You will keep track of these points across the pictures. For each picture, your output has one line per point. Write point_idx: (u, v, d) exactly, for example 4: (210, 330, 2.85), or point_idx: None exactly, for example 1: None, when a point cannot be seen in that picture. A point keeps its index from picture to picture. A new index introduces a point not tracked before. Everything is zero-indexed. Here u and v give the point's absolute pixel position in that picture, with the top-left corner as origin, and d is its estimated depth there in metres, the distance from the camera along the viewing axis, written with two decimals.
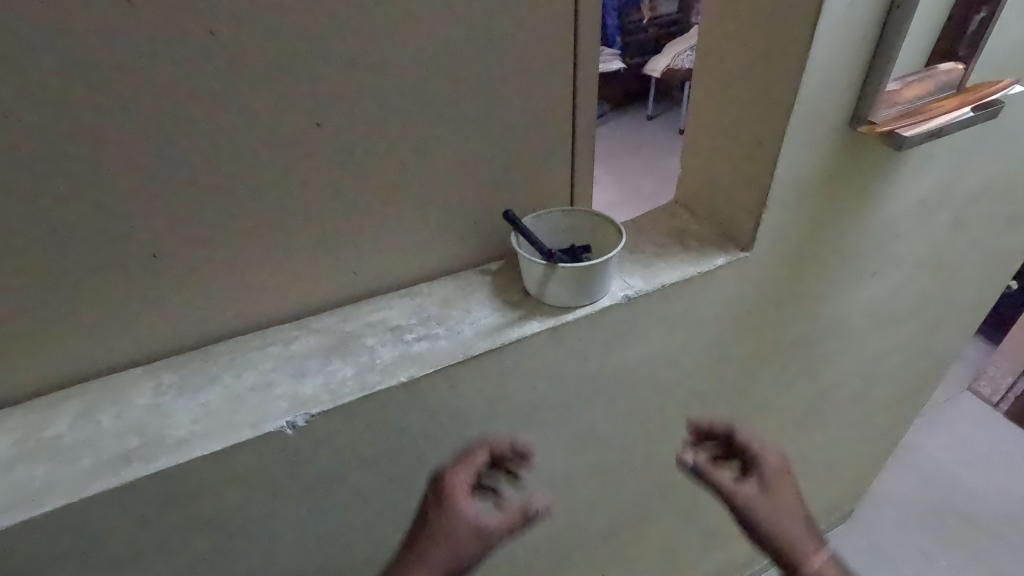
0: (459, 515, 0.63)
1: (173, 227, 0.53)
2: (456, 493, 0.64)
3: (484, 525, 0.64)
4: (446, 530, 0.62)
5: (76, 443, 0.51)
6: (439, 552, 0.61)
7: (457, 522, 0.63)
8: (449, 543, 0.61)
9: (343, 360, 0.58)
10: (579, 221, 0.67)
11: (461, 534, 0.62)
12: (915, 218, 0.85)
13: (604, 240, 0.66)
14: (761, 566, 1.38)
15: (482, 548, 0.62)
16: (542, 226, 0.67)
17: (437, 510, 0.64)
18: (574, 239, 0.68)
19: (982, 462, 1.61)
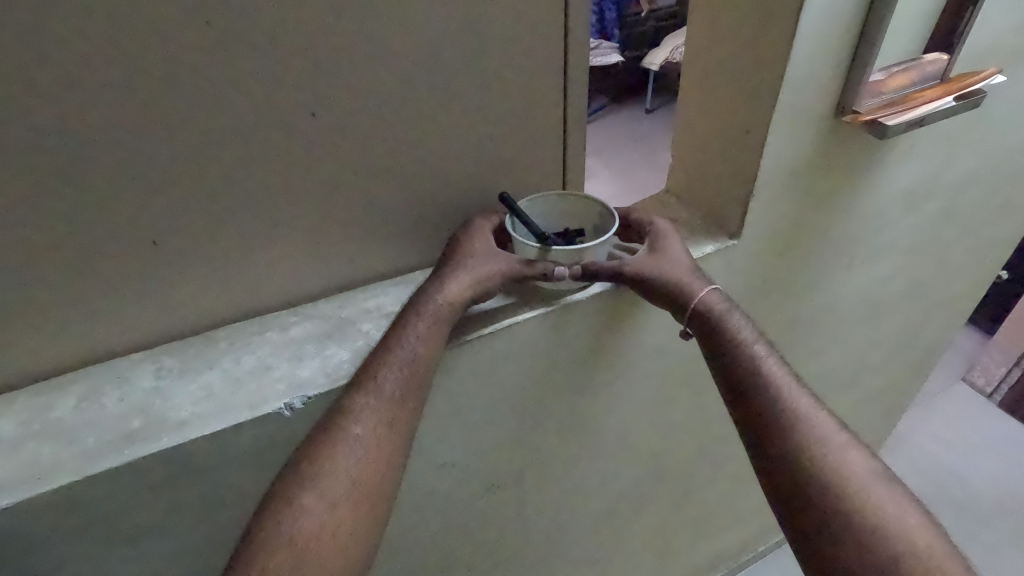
0: (487, 245, 0.62)
1: (173, 215, 0.55)
2: (484, 228, 0.63)
3: (515, 263, 0.61)
4: (479, 232, 0.63)
5: (80, 424, 0.52)
6: (468, 267, 0.60)
7: (487, 252, 0.61)
8: (479, 263, 0.60)
9: (339, 345, 0.60)
10: (574, 206, 0.68)
11: (492, 261, 0.61)
12: (902, 207, 0.86)
13: (599, 224, 0.67)
14: (755, 554, 1.40)
15: (509, 273, 0.60)
16: (534, 210, 0.68)
17: (468, 233, 0.63)
18: (567, 224, 0.69)
19: (975, 452, 1.63)
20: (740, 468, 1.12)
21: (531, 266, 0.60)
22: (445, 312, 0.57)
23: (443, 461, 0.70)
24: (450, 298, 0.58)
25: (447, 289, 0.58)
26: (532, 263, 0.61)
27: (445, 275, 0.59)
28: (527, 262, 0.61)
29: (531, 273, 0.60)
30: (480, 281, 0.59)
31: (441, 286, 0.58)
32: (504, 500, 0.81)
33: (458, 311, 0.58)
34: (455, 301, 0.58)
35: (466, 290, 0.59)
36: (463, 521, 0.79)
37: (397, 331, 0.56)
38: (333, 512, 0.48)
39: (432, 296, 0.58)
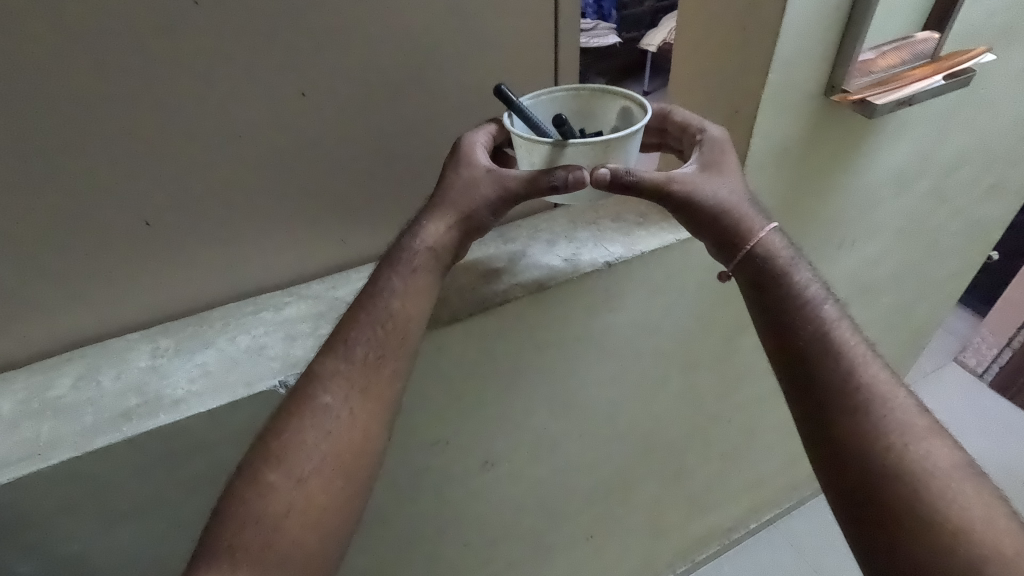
0: (476, 167, 0.57)
1: (164, 197, 0.55)
2: (476, 146, 0.58)
3: (506, 181, 0.56)
4: (469, 152, 0.58)
5: (78, 402, 0.53)
6: (452, 201, 0.57)
7: (475, 175, 0.57)
8: (465, 191, 0.57)
9: (333, 323, 0.61)
10: (591, 102, 0.60)
11: (479, 184, 0.56)
12: (893, 186, 0.86)
13: (620, 122, 0.59)
14: (747, 531, 1.43)
15: (499, 196, 0.56)
16: (544, 110, 0.60)
17: (459, 155, 0.58)
18: (583, 125, 0.61)
19: (965, 430, 1.66)
20: (732, 447, 1.14)
21: (523, 180, 0.55)
22: (423, 259, 0.56)
23: (438, 438, 0.72)
24: (430, 243, 0.56)
25: (426, 232, 0.56)
26: (524, 176, 0.55)
27: (427, 218, 0.57)
28: (518, 176, 0.55)
29: (525, 189, 0.55)
30: (464, 215, 0.57)
31: (419, 233, 0.57)
32: (499, 476, 0.83)
33: (439, 255, 0.57)
34: (435, 244, 0.56)
35: (445, 231, 0.57)
36: (458, 497, 0.81)
37: (378, 285, 0.56)
38: (302, 492, 0.50)
39: (410, 244, 0.56)
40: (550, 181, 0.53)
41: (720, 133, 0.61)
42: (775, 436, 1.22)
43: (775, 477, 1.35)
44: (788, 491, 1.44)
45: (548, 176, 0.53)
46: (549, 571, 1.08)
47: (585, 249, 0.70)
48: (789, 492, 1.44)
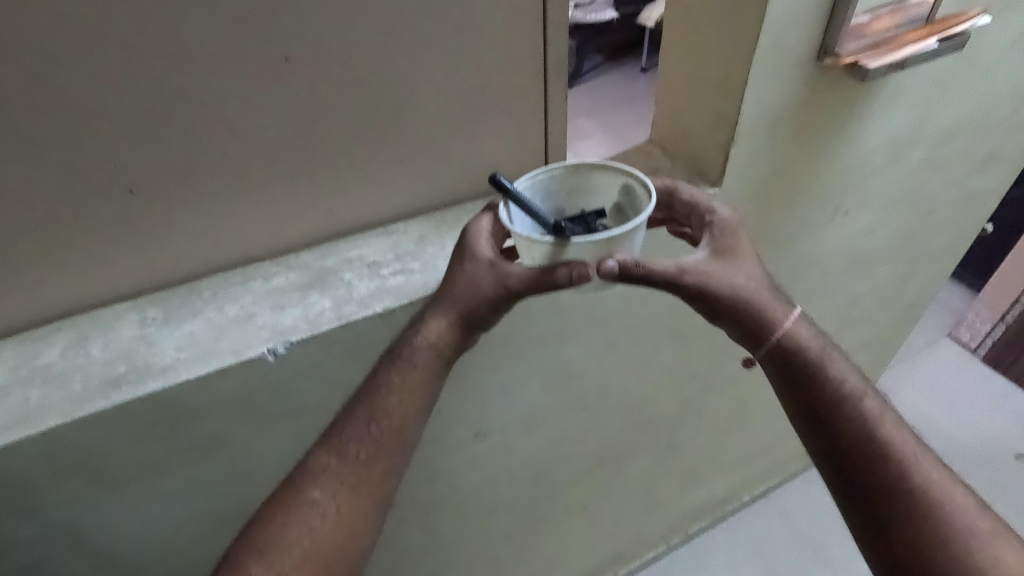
0: (479, 261, 0.56)
1: (149, 165, 0.54)
2: (480, 235, 0.57)
3: (509, 280, 0.55)
4: (472, 243, 0.57)
5: (68, 369, 0.54)
6: (453, 298, 0.56)
7: (478, 269, 0.56)
8: (467, 286, 0.56)
9: (321, 293, 0.61)
10: (591, 181, 0.59)
11: (482, 281, 0.55)
12: (887, 156, 0.86)
13: (623, 201, 0.58)
14: (740, 503, 1.45)
15: (501, 293, 0.55)
16: (541, 189, 0.59)
17: (461, 246, 0.57)
18: (583, 204, 0.60)
19: (957, 405, 1.67)
20: (724, 420, 1.16)
21: (526, 280, 0.54)
22: (424, 358, 0.56)
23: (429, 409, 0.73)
24: (431, 341, 0.57)
25: (427, 330, 0.57)
26: (527, 275, 0.54)
27: (429, 313, 0.57)
28: (521, 274, 0.54)
29: (527, 288, 0.54)
30: (466, 311, 0.56)
31: (420, 331, 0.57)
32: (491, 447, 0.84)
33: (442, 354, 0.57)
34: (437, 342, 0.57)
35: (447, 328, 0.57)
36: (451, 466, 0.82)
37: (377, 379, 0.57)
38: None
39: (411, 343, 0.57)
40: (553, 283, 0.53)
41: (730, 215, 0.60)
42: (767, 409, 1.23)
43: (768, 450, 1.37)
44: (781, 464, 1.46)
45: (551, 275, 0.52)
46: (544, 541, 1.10)
47: None
48: (781, 465, 1.46)
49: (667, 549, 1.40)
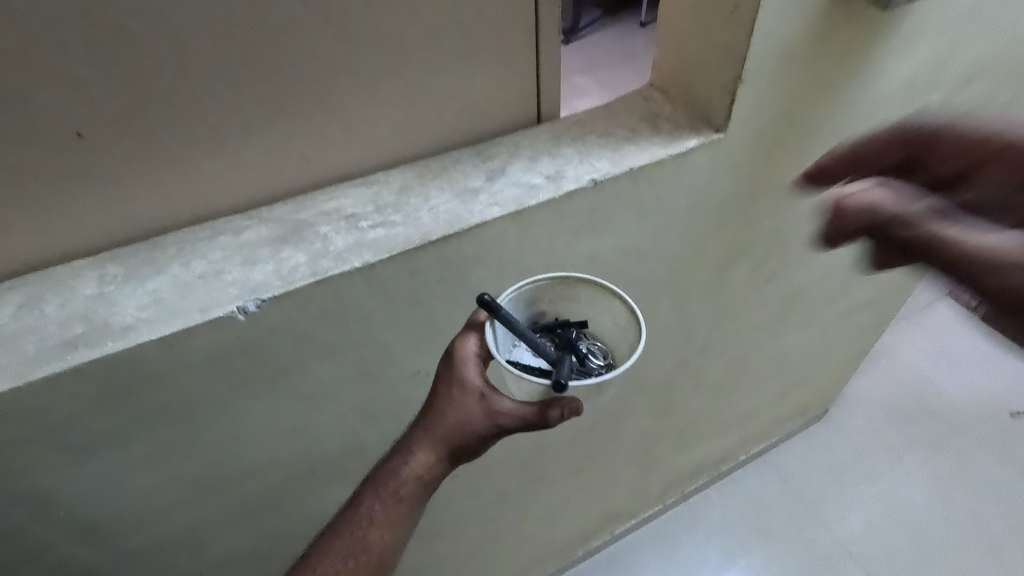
0: (469, 392, 0.53)
1: (94, 109, 0.49)
2: (469, 362, 0.54)
3: (500, 414, 0.52)
4: (462, 371, 0.53)
5: (21, 331, 0.50)
6: (441, 430, 0.53)
7: (468, 401, 0.53)
8: (456, 417, 0.53)
9: (296, 248, 0.56)
10: (575, 291, 0.60)
11: (472, 413, 0.53)
12: (904, 100, 0.80)
13: (605, 313, 0.60)
14: (736, 463, 1.45)
15: (491, 428, 0.53)
16: (524, 302, 0.59)
17: (449, 373, 0.53)
18: (564, 311, 0.61)
19: (956, 363, 1.66)
20: (722, 380, 1.13)
21: (518, 417, 0.51)
22: (409, 490, 0.55)
23: (417, 370, 0.70)
24: (417, 472, 0.54)
25: (414, 460, 0.54)
26: (519, 412, 0.51)
27: (417, 443, 0.54)
28: (513, 410, 0.52)
29: (519, 425, 0.52)
30: (453, 442, 0.54)
31: (405, 460, 0.55)
32: None
33: (427, 482, 0.55)
34: (423, 472, 0.54)
35: (433, 461, 0.54)
36: None
37: (362, 504, 0.55)
38: None
39: (396, 473, 0.54)
40: (547, 423, 0.50)
41: None
42: (766, 369, 1.21)
43: (765, 410, 1.35)
44: (778, 425, 1.45)
45: (544, 415, 0.49)
46: (540, 502, 1.10)
47: (569, 166, 0.65)
48: (779, 426, 1.45)
49: (663, 508, 1.40)
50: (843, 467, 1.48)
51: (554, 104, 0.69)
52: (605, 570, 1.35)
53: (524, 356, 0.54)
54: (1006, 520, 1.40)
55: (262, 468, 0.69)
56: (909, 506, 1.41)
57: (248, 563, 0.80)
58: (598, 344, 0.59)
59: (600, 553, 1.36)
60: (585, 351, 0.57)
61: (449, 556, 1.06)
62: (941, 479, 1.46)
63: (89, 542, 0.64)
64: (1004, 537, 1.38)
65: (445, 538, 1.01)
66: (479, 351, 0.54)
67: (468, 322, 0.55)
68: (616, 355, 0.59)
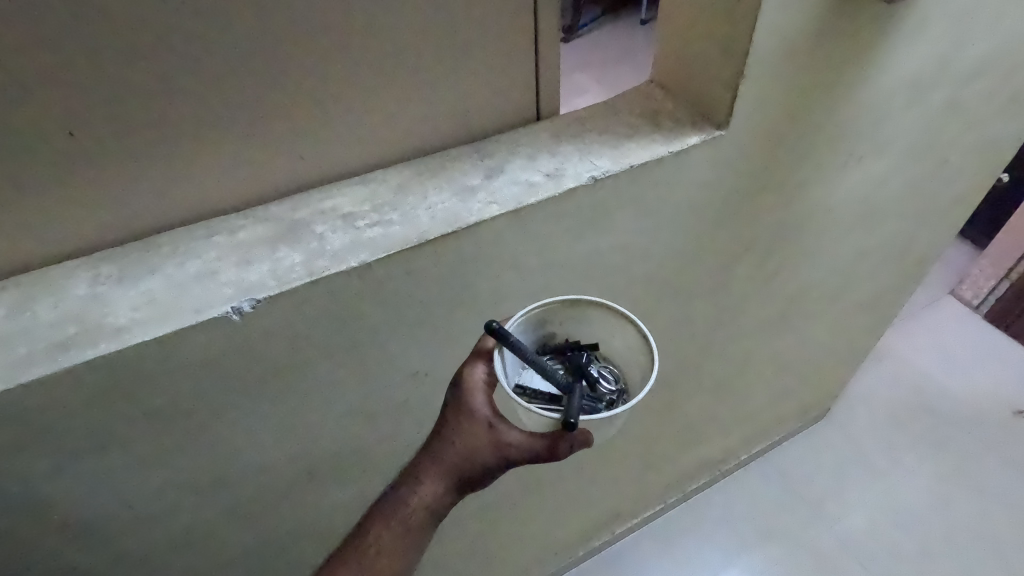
0: (477, 421, 0.51)
1: (86, 106, 0.48)
2: (477, 389, 0.52)
3: (508, 445, 0.50)
4: (469, 398, 0.51)
5: (12, 332, 0.50)
6: (449, 459, 0.52)
7: (476, 431, 0.51)
8: (464, 447, 0.51)
9: (292, 247, 0.55)
10: (586, 313, 0.58)
11: (480, 444, 0.51)
12: (907, 96, 0.79)
13: (616, 336, 0.58)
14: (737, 462, 1.44)
15: (499, 460, 0.50)
16: (529, 325, 0.57)
17: (457, 401, 0.52)
18: (574, 333, 0.59)
19: (959, 362, 1.65)
20: (723, 379, 1.13)
21: (526, 450, 0.49)
22: (417, 520, 0.53)
23: (415, 370, 0.69)
24: (424, 502, 0.53)
25: (421, 489, 0.53)
26: (527, 445, 0.48)
27: (424, 472, 0.53)
28: (521, 442, 0.49)
29: (527, 459, 0.49)
30: (462, 473, 0.52)
31: (413, 489, 0.53)
32: None
33: (435, 513, 0.53)
34: (431, 503, 0.53)
35: (441, 490, 0.53)
36: None
37: (369, 533, 0.54)
38: None
39: (404, 502, 0.53)
40: (557, 456, 0.48)
41: None
42: (768, 368, 1.20)
43: (767, 409, 1.34)
44: (780, 423, 1.44)
45: (553, 449, 0.47)
46: (540, 502, 1.09)
47: (569, 163, 0.64)
48: (780, 424, 1.44)
49: (664, 508, 1.39)
50: (844, 466, 1.47)
51: (553, 101, 0.69)
52: (606, 571, 1.34)
53: (534, 381, 0.52)
54: (1009, 520, 1.39)
55: (259, 470, 0.68)
56: (911, 506, 1.41)
57: (246, 565, 0.80)
58: (610, 368, 0.57)
59: (601, 554, 1.36)
60: (596, 375, 0.55)
61: (449, 558, 1.05)
62: (943, 478, 1.45)
63: (84, 546, 0.64)
64: (1007, 537, 1.37)
65: (444, 539, 1.00)
66: (488, 377, 0.52)
67: (476, 349, 0.53)
68: (628, 380, 0.57)
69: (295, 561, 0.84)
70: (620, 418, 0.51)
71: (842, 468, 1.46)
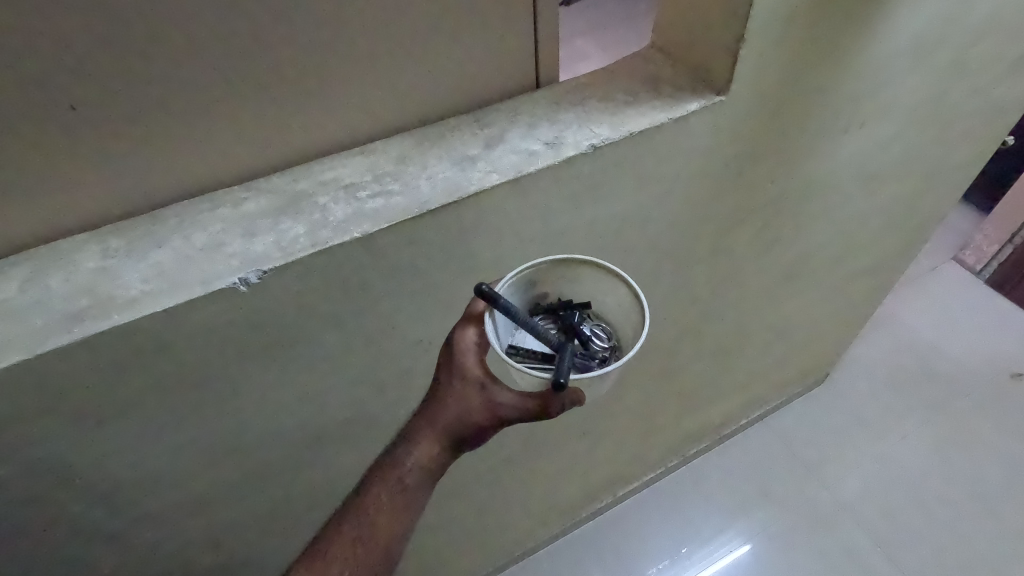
0: (469, 382, 0.52)
1: (90, 82, 0.49)
2: (467, 351, 0.53)
3: (500, 405, 0.52)
4: (460, 360, 0.53)
5: (29, 304, 0.51)
6: (443, 420, 0.54)
7: (468, 392, 0.52)
8: (456, 408, 0.53)
9: (295, 219, 0.56)
10: (577, 271, 0.59)
11: (472, 404, 0.52)
12: (911, 58, 0.78)
13: (608, 294, 0.59)
14: (737, 426, 1.47)
15: (492, 419, 0.52)
16: (519, 289, 0.58)
17: (449, 363, 0.53)
18: (565, 292, 0.60)
19: (958, 327, 1.66)
20: (723, 345, 1.14)
21: (518, 409, 0.50)
22: (415, 478, 0.55)
23: (420, 339, 0.71)
24: (421, 461, 0.55)
25: (418, 450, 0.55)
26: (518, 404, 0.50)
27: (419, 433, 0.55)
28: (513, 402, 0.51)
29: (519, 417, 0.51)
30: (456, 432, 0.54)
31: (410, 449, 0.55)
32: None
33: (432, 472, 0.55)
34: (427, 462, 0.55)
35: (437, 450, 0.54)
36: None
37: (369, 492, 0.56)
38: None
39: (401, 462, 0.55)
40: (548, 415, 0.49)
41: None
42: (769, 333, 1.21)
43: (767, 375, 1.36)
44: (779, 389, 1.46)
45: (545, 408, 0.48)
46: (542, 466, 1.12)
47: (568, 131, 0.64)
48: (780, 390, 1.46)
49: (665, 471, 1.42)
50: (842, 429, 1.50)
51: (552, 69, 0.68)
52: (607, 532, 1.39)
53: (527, 341, 0.54)
54: (1002, 479, 1.42)
55: (272, 436, 0.71)
56: (906, 467, 1.44)
57: (262, 526, 0.83)
58: (602, 326, 0.59)
59: (603, 515, 1.40)
60: (588, 334, 0.56)
61: (456, 519, 1.09)
62: (939, 440, 1.48)
63: (108, 508, 0.67)
64: (999, 496, 1.40)
65: (451, 501, 1.04)
66: (479, 339, 0.53)
67: (466, 313, 0.54)
68: (620, 336, 0.58)
69: (308, 524, 0.88)
70: (613, 373, 0.52)
71: (840, 431, 1.50)
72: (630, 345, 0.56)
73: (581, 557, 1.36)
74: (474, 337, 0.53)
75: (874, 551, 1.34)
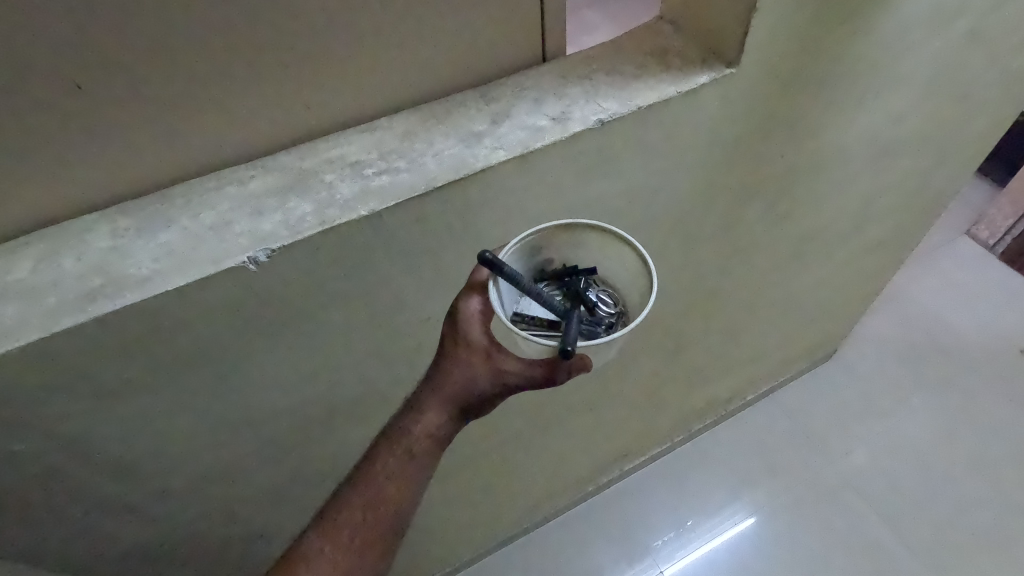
0: (475, 350, 0.53)
1: (91, 61, 0.48)
2: (472, 319, 0.53)
3: (506, 373, 0.52)
4: (465, 329, 0.53)
5: (43, 284, 0.52)
6: (451, 389, 0.54)
7: (474, 360, 0.53)
8: (463, 376, 0.54)
9: (301, 197, 0.56)
10: (582, 237, 0.59)
11: (478, 373, 0.53)
12: (930, 26, 0.76)
13: (615, 259, 0.58)
14: (744, 402, 1.48)
15: (498, 386, 0.53)
16: (523, 255, 0.58)
17: (453, 332, 0.54)
18: (570, 258, 0.60)
19: (970, 302, 1.65)
20: (731, 320, 1.14)
21: (523, 376, 0.51)
22: (422, 446, 0.56)
23: (428, 317, 0.71)
24: (429, 430, 0.56)
25: (425, 418, 0.56)
26: (523, 371, 0.51)
27: (426, 402, 0.55)
28: (518, 369, 0.51)
29: (525, 384, 0.51)
30: (462, 401, 0.55)
31: (417, 418, 0.56)
32: None
33: (439, 440, 0.56)
34: (434, 430, 0.56)
35: (444, 419, 0.55)
36: None
37: (376, 462, 0.57)
38: None
39: (409, 431, 0.56)
40: (554, 382, 0.49)
41: None
42: (778, 308, 1.21)
43: (776, 350, 1.36)
44: (787, 364, 1.46)
45: (551, 375, 0.49)
46: (548, 440, 1.14)
47: (575, 106, 0.63)
48: (788, 365, 1.47)
49: (671, 445, 1.44)
50: (850, 406, 1.50)
51: (559, 42, 0.67)
52: (614, 505, 1.41)
53: (532, 309, 0.55)
54: (1008, 453, 1.42)
55: (282, 412, 0.72)
56: (912, 442, 1.44)
57: (275, 498, 0.85)
58: (607, 291, 0.59)
59: (611, 488, 1.42)
60: (594, 300, 0.56)
61: (464, 490, 1.11)
62: (945, 415, 1.48)
63: (127, 481, 0.69)
64: (1004, 469, 1.41)
65: (459, 473, 1.06)
66: (483, 307, 0.53)
67: (470, 282, 0.54)
68: (626, 302, 0.58)
69: (320, 496, 0.90)
70: (619, 340, 0.52)
71: (847, 406, 1.50)
72: (637, 310, 0.56)
73: (587, 530, 1.38)
74: (478, 307, 0.53)
75: (876, 523, 1.36)
